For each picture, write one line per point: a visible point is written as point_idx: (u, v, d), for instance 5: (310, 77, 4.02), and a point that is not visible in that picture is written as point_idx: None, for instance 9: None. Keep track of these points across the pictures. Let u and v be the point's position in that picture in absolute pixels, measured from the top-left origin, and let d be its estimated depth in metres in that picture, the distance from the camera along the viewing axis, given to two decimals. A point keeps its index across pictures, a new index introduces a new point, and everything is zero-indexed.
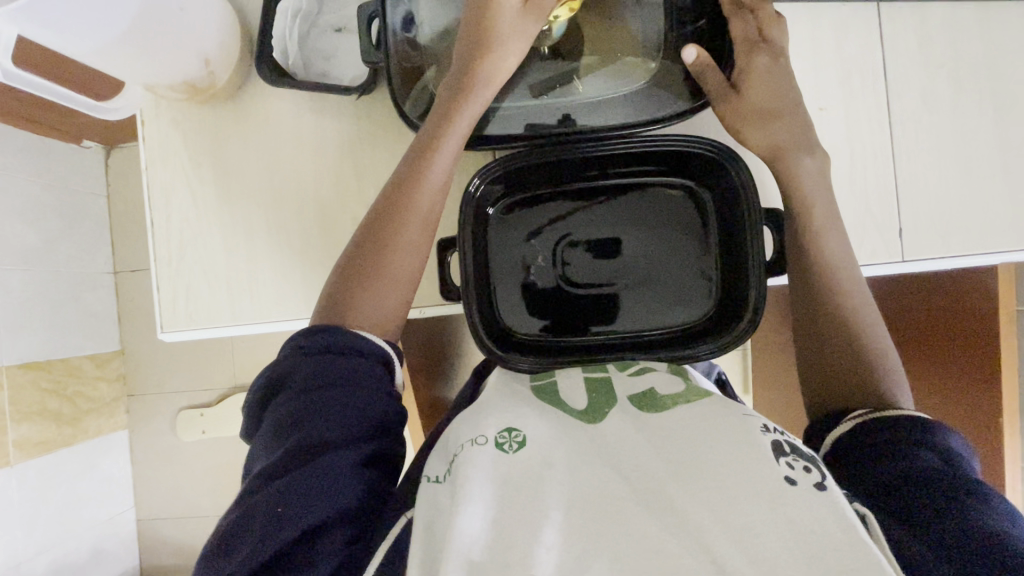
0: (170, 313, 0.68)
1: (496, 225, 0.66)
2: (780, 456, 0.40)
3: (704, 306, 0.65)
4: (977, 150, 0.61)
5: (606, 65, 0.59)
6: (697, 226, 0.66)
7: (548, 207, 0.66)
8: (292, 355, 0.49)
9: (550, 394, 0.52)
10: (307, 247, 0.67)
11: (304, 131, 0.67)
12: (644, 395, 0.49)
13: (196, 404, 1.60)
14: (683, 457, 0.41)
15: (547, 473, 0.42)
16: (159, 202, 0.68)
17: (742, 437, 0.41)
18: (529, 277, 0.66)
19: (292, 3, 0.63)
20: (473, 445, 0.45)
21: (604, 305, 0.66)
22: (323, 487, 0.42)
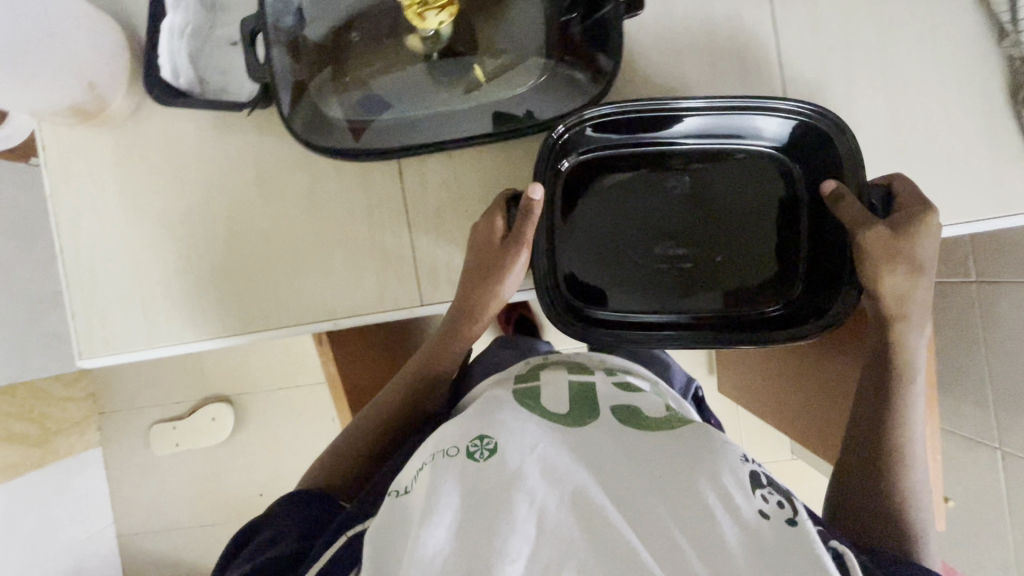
0: (86, 340, 0.67)
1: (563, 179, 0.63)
2: (756, 487, 0.39)
3: (756, 280, 0.65)
4: (878, 135, 0.60)
5: (494, 69, 0.58)
6: (793, 201, 0.64)
7: (628, 166, 0.63)
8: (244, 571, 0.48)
9: (531, 399, 0.51)
10: (216, 267, 0.66)
11: (206, 150, 0.65)
12: (630, 410, 0.49)
13: (169, 418, 1.60)
14: (665, 474, 0.40)
15: (508, 466, 0.40)
16: (67, 228, 0.67)
17: (717, 464, 0.40)
18: (641, 251, 0.64)
19: (179, 20, 0.61)
20: (445, 455, 0.43)
21: (710, 279, 0.64)
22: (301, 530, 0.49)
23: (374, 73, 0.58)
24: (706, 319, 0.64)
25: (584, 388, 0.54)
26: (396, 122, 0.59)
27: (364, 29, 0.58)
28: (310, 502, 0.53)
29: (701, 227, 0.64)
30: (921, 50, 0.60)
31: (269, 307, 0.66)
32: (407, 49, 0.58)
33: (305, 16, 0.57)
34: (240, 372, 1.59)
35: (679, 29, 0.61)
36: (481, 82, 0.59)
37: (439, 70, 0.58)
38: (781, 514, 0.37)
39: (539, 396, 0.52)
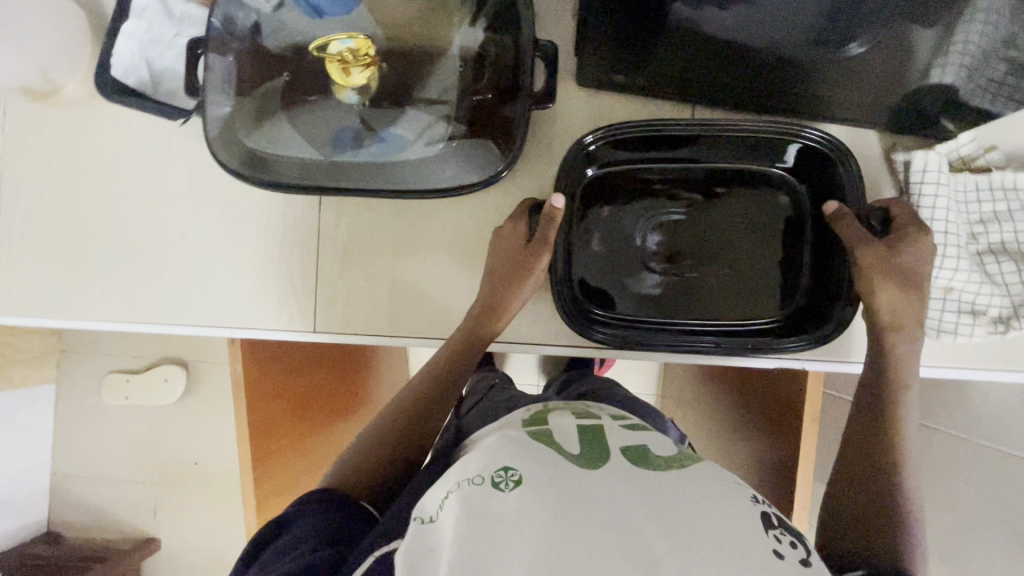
0: (3, 298, 0.71)
1: (622, 178, 0.62)
2: (768, 528, 0.37)
3: (773, 303, 0.62)
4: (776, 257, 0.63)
5: (408, 127, 0.62)
6: (787, 222, 0.62)
7: (614, 171, 0.62)
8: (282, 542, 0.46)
9: (548, 439, 0.44)
10: (134, 253, 0.69)
11: (147, 144, 0.69)
12: (635, 451, 0.43)
13: (125, 369, 1.64)
14: (674, 511, 0.36)
15: (531, 504, 0.36)
16: (9, 191, 0.71)
17: (738, 503, 0.38)
18: (611, 250, 0.63)
19: (140, 25, 0.65)
20: (470, 483, 0.40)
21: (678, 291, 0.62)
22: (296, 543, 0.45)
23: (300, 114, 0.63)
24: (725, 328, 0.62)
25: (593, 429, 0.46)
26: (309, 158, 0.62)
27: (300, 74, 0.63)
28: (337, 508, 0.50)
29: (677, 255, 0.62)
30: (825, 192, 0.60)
31: (174, 304, 0.69)
32: (337, 97, 0.63)
33: (263, 31, 0.62)
34: (195, 341, 1.61)
35: (605, 120, 0.63)
36: (391, 139, 0.62)
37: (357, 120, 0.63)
38: (794, 555, 0.36)
39: (553, 435, 0.45)
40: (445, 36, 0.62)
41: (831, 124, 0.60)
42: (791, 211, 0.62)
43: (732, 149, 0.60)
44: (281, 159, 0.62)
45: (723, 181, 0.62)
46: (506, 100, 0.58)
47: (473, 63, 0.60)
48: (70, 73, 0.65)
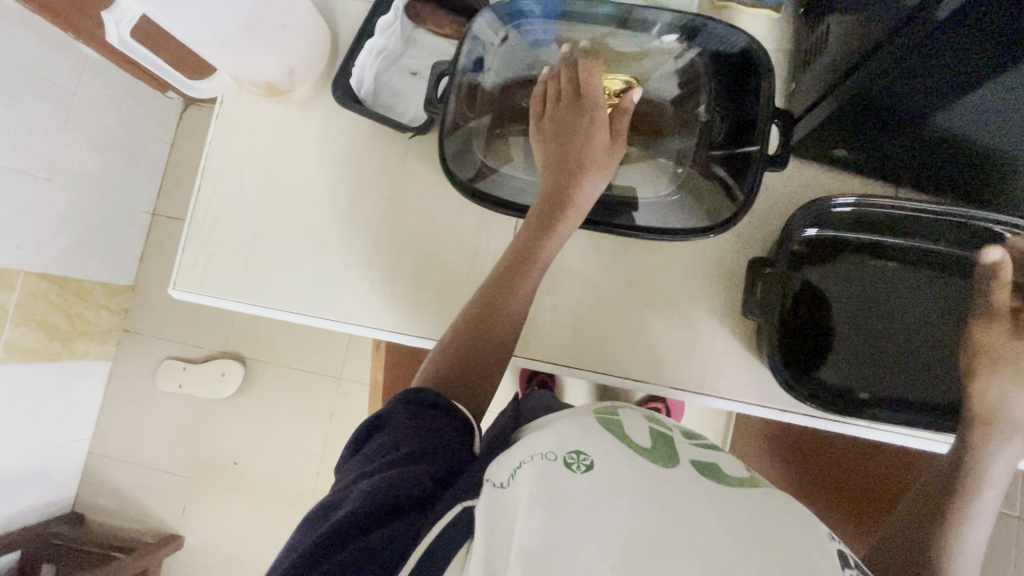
0: (186, 274, 0.73)
1: (832, 251, 0.63)
2: (846, 568, 0.34)
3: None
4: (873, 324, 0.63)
5: (637, 169, 0.65)
6: None
7: (828, 244, 0.63)
8: (389, 435, 0.47)
9: (617, 430, 0.44)
10: (324, 248, 0.72)
11: (356, 150, 0.73)
12: (707, 467, 0.41)
13: (182, 357, 1.61)
14: (767, 536, 0.33)
15: (604, 484, 0.37)
16: (211, 175, 0.74)
17: (811, 534, 0.35)
18: (818, 321, 0.62)
19: (380, 42, 0.69)
20: (543, 458, 0.40)
21: (889, 371, 0.60)
22: (404, 443, 0.46)
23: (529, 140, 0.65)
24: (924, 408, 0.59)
25: (661, 434, 0.45)
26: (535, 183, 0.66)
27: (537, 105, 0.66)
28: (425, 416, 0.49)
29: (880, 330, 0.61)
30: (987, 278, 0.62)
31: (353, 303, 0.70)
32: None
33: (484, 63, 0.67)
34: (264, 338, 1.60)
35: (806, 189, 0.66)
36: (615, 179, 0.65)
37: None
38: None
39: (625, 428, 0.45)
40: (655, 77, 0.65)
41: None
42: None
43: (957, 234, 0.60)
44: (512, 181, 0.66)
45: (947, 271, 0.61)
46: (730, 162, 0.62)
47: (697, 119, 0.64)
48: (308, 76, 0.69)
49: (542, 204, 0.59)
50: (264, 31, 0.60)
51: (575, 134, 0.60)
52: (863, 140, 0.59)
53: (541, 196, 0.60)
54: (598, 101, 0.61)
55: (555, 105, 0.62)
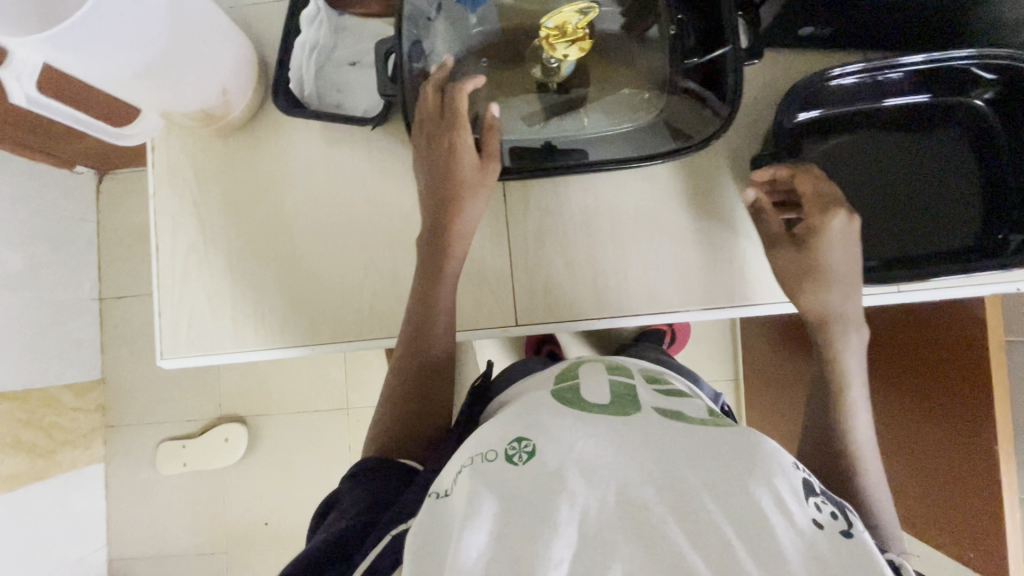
0: (171, 340, 0.67)
1: (812, 133, 0.65)
2: (808, 497, 0.38)
3: (957, 243, 0.63)
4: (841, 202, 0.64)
5: (613, 103, 0.62)
6: (981, 149, 0.63)
7: (821, 128, 0.65)
8: (338, 498, 0.50)
9: (574, 398, 0.49)
10: (312, 272, 0.67)
11: (314, 162, 0.67)
12: (671, 411, 0.48)
13: (179, 436, 1.52)
14: (719, 480, 0.37)
15: (548, 467, 0.39)
16: (165, 230, 0.68)
17: (770, 469, 0.38)
18: None
19: (309, 37, 0.64)
20: (484, 460, 0.42)
21: (886, 234, 0.64)
22: (350, 499, 0.48)
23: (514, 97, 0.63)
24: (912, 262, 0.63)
25: (625, 386, 0.53)
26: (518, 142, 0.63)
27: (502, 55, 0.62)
28: (373, 472, 0.51)
29: (868, 198, 0.64)
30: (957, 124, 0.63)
31: (361, 320, 0.66)
32: (531, 79, 0.62)
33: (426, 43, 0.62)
34: (260, 392, 1.52)
35: (784, 78, 0.64)
36: (604, 113, 0.62)
37: (560, 95, 0.62)
38: (833, 525, 0.36)
39: (581, 391, 0.51)
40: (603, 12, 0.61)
41: None
42: (986, 139, 0.63)
43: (924, 85, 0.62)
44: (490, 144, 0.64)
45: (920, 126, 0.64)
46: (701, 69, 0.59)
47: (654, 33, 0.61)
48: (242, 95, 0.63)
49: (427, 241, 0.60)
50: (183, 53, 0.54)
51: (442, 164, 0.60)
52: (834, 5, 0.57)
53: (425, 231, 0.61)
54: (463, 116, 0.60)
55: (423, 131, 0.61)
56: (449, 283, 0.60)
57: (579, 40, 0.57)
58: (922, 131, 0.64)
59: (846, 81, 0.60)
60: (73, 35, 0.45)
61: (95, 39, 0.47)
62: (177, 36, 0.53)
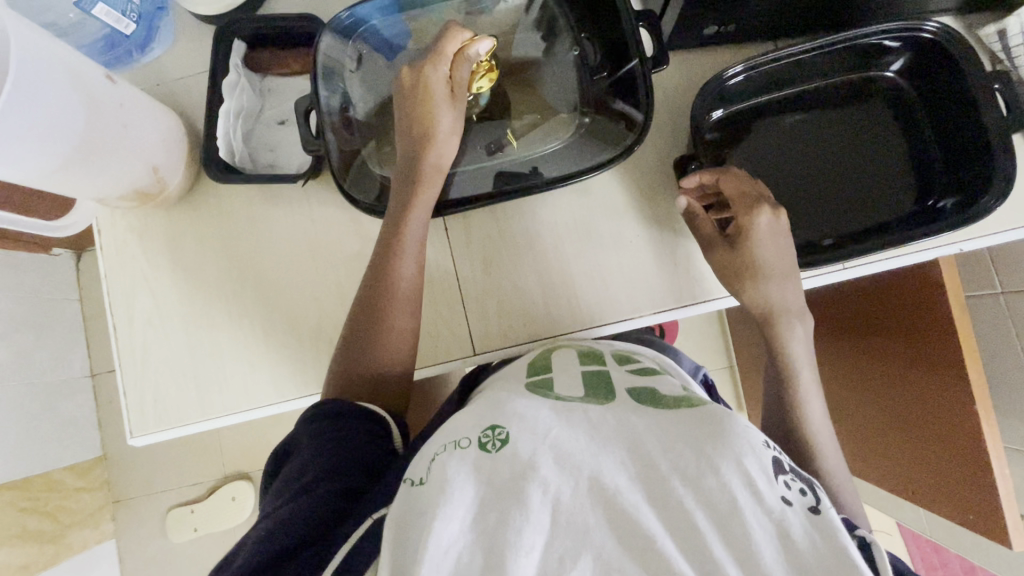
0: (138, 417, 0.67)
1: (732, 123, 0.65)
2: (778, 474, 0.35)
3: (898, 210, 0.63)
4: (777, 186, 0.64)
5: (535, 126, 0.63)
6: (900, 118, 0.64)
7: (745, 117, 0.65)
8: (304, 453, 0.51)
9: (545, 390, 0.49)
10: (270, 329, 0.67)
11: (256, 222, 0.69)
12: (645, 391, 0.47)
13: (186, 501, 1.49)
14: (685, 468, 0.35)
15: (521, 457, 0.37)
16: (120, 308, 0.68)
17: (740, 448, 0.35)
18: None
19: (233, 105, 0.65)
20: (457, 447, 0.41)
21: (826, 210, 0.64)
22: (318, 456, 0.50)
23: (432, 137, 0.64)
24: (869, 231, 0.62)
25: (598, 374, 0.51)
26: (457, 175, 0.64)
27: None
28: (338, 426, 0.53)
29: (800, 179, 0.64)
30: (875, 97, 0.64)
31: (322, 372, 0.66)
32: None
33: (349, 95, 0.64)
34: (261, 445, 1.52)
35: (697, 77, 0.66)
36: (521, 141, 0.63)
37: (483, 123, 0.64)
38: (803, 503, 0.34)
39: (555, 385, 0.50)
40: (517, 41, 0.63)
41: (927, 16, 0.63)
42: (902, 108, 0.64)
43: (833, 65, 0.63)
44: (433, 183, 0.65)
45: (838, 102, 0.65)
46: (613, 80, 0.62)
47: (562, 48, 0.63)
48: (175, 168, 0.64)
49: (370, 276, 0.59)
50: (105, 140, 0.55)
51: (411, 128, 0.59)
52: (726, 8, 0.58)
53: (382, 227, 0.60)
54: (439, 80, 0.58)
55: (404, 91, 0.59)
56: (402, 281, 0.58)
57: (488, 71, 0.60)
58: (841, 108, 0.65)
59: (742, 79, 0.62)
60: None
61: (12, 142, 0.47)
62: (95, 125, 0.54)
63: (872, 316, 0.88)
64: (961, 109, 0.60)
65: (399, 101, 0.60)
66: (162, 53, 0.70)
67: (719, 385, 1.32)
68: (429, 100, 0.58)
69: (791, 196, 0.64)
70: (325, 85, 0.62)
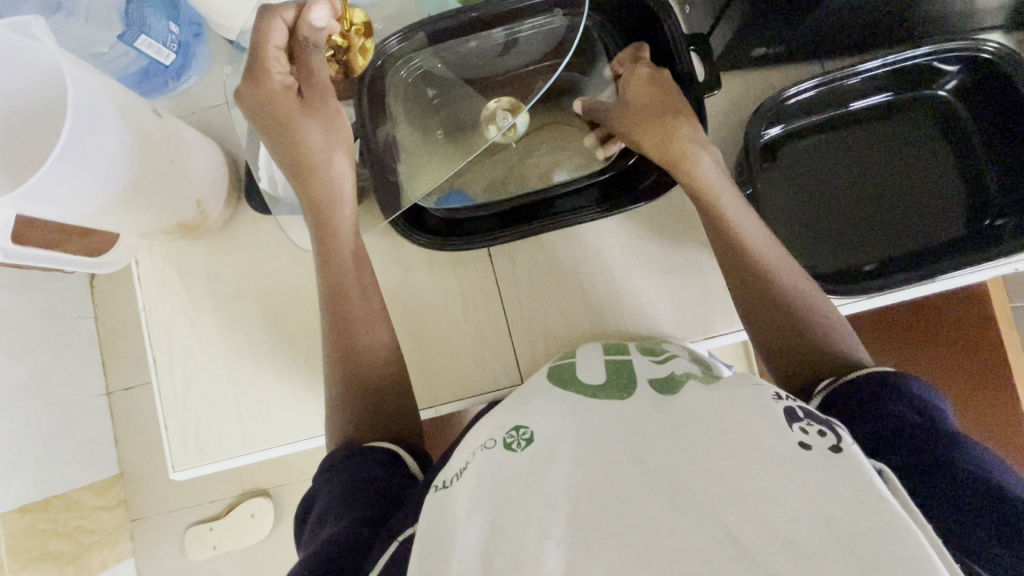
0: (180, 451, 0.66)
1: (781, 146, 0.64)
2: (792, 423, 0.37)
3: (954, 232, 0.62)
4: (827, 207, 0.63)
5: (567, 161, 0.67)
6: (953, 138, 0.63)
7: (795, 139, 0.64)
8: (321, 490, 0.48)
9: (570, 379, 0.52)
10: (311, 358, 0.67)
11: (297, 250, 0.68)
12: (667, 381, 0.49)
13: (205, 519, 1.48)
14: (696, 436, 0.37)
15: (545, 453, 0.40)
16: (159, 340, 0.68)
17: (749, 409, 0.38)
18: (797, 212, 0.63)
19: None
20: (484, 449, 0.43)
21: (876, 232, 0.63)
22: (338, 492, 0.46)
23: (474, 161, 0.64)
24: (919, 254, 0.61)
25: (619, 364, 0.53)
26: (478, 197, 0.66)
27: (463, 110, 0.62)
28: (349, 462, 0.49)
29: (849, 200, 0.63)
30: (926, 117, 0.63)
31: None
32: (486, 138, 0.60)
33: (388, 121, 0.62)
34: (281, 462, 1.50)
35: (741, 98, 0.65)
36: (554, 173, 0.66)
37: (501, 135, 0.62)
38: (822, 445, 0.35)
39: (578, 374, 0.53)
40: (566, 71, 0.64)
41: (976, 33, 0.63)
42: (955, 128, 0.63)
43: (884, 86, 0.62)
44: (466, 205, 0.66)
45: (890, 122, 0.64)
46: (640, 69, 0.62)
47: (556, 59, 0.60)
48: (217, 200, 0.64)
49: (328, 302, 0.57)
50: (155, 175, 0.54)
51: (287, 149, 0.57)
52: (776, 31, 0.58)
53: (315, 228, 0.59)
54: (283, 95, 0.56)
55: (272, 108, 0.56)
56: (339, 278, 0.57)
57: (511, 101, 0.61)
58: (892, 127, 0.64)
59: (804, 95, 0.60)
60: (48, 186, 0.45)
61: (69, 183, 0.47)
62: (146, 161, 0.53)
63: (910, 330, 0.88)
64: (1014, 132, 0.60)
65: (269, 134, 0.57)
66: (199, 82, 0.70)
67: None
68: (287, 120, 0.56)
69: (839, 219, 0.63)
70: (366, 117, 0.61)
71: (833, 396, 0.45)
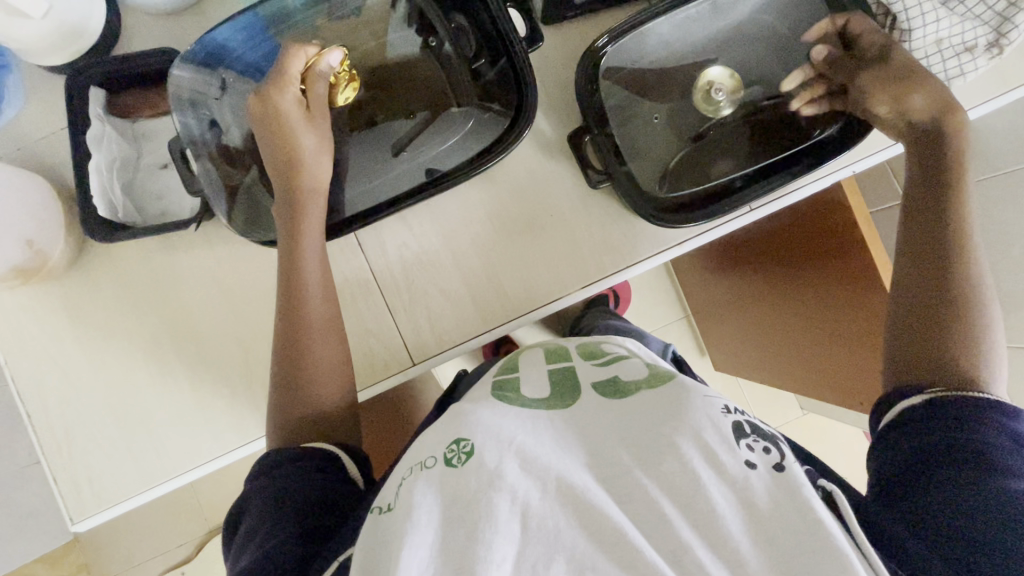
0: (74, 501, 0.63)
1: (622, 85, 0.64)
2: (740, 440, 0.40)
3: (797, 144, 0.65)
4: (676, 137, 0.65)
5: (426, 126, 0.63)
6: (780, 53, 0.66)
7: (639, 73, 0.65)
8: (259, 504, 0.48)
9: (512, 390, 0.52)
10: (198, 380, 0.64)
11: (161, 274, 0.65)
12: (609, 382, 0.50)
13: (175, 565, 1.33)
14: (649, 452, 0.40)
15: (487, 467, 0.39)
16: (30, 393, 0.64)
17: (699, 423, 0.41)
18: (650, 148, 0.65)
19: (105, 158, 0.62)
20: (423, 468, 0.43)
21: (730, 154, 0.65)
22: (272, 504, 0.47)
23: (357, 132, 0.64)
24: (766, 170, 0.64)
25: (563, 371, 0.54)
26: (348, 193, 0.64)
27: (359, 94, 0.64)
28: (283, 472, 0.50)
29: (699, 129, 0.65)
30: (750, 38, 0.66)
31: (261, 416, 0.64)
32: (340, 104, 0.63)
33: (219, 119, 0.62)
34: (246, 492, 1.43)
35: (577, 48, 0.66)
36: (429, 134, 0.63)
37: (355, 113, 0.64)
38: (765, 461, 0.40)
39: (519, 387, 0.52)
40: (389, 41, 0.63)
41: None
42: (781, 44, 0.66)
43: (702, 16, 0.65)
44: (337, 196, 0.64)
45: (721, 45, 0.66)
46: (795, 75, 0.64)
47: (504, 25, 0.59)
48: (54, 237, 0.60)
49: (283, 298, 0.57)
50: None
51: (272, 140, 0.58)
52: None
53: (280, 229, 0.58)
54: (285, 100, 0.58)
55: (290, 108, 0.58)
56: (308, 291, 0.57)
57: (347, 81, 0.62)
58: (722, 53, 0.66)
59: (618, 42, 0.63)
60: None
61: None
62: None
63: (805, 243, 0.93)
64: (876, 64, 0.61)
65: (260, 133, 0.59)
66: (15, 114, 0.65)
67: (680, 337, 1.35)
68: (280, 120, 0.58)
69: (701, 140, 0.65)
70: (194, 122, 0.61)
71: (904, 417, 0.48)
